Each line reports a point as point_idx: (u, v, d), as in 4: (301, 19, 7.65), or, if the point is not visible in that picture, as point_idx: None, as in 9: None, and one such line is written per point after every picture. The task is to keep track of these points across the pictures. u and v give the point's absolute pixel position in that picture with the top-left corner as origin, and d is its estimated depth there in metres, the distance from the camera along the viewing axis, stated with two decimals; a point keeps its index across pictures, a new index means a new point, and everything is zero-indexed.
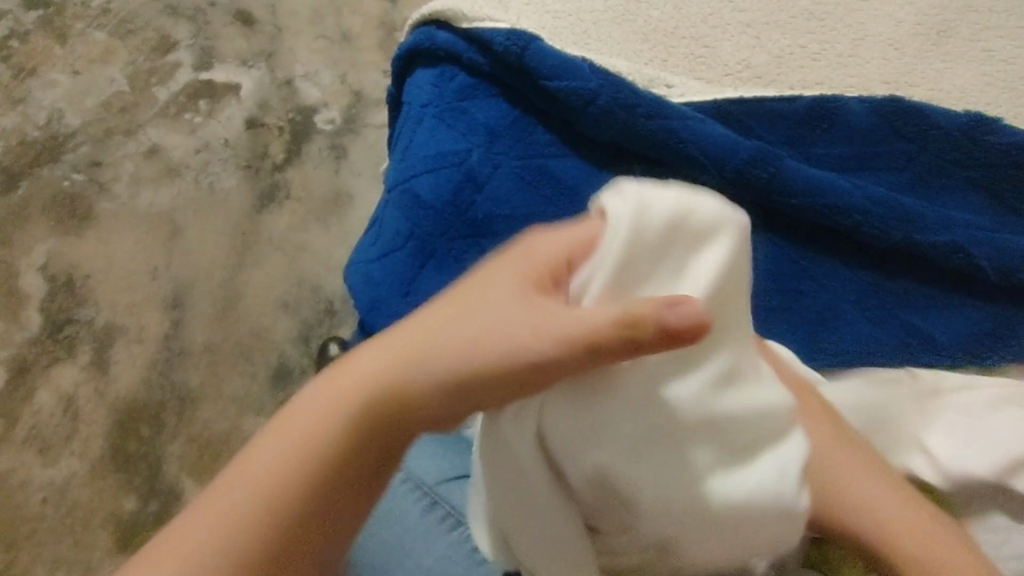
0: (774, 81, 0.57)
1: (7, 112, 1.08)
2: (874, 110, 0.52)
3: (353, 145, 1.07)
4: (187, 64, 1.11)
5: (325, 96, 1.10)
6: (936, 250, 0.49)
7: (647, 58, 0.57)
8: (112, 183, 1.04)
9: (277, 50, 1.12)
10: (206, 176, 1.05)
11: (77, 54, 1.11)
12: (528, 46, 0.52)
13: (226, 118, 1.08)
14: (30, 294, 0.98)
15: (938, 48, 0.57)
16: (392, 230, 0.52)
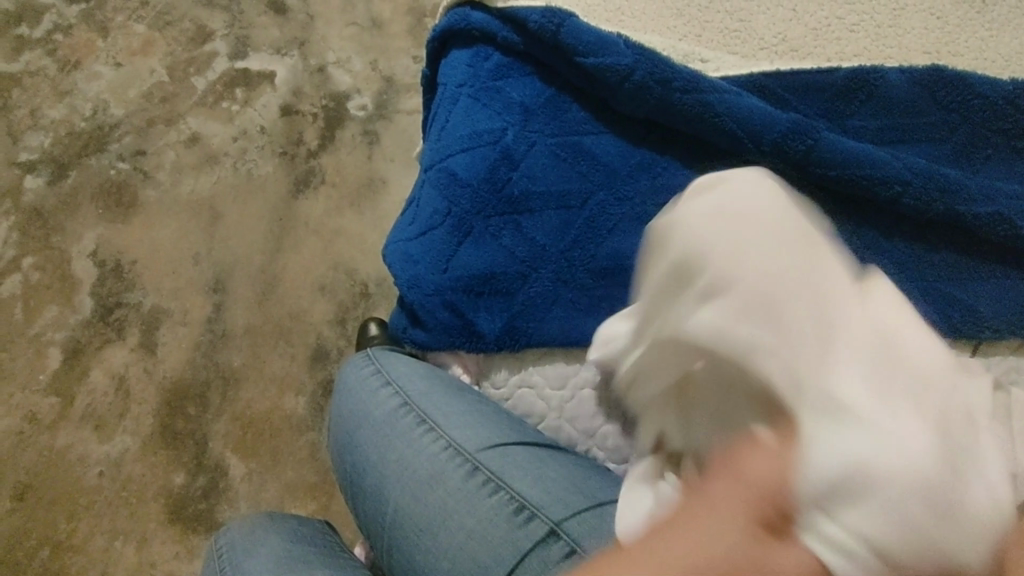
0: (811, 53, 0.56)
1: (55, 104, 1.12)
2: (914, 79, 0.51)
3: (386, 131, 1.09)
4: (224, 53, 1.13)
5: (357, 82, 1.11)
6: (979, 220, 0.47)
7: (681, 33, 0.56)
8: (154, 171, 1.08)
9: (309, 38, 1.14)
10: (245, 163, 1.08)
11: (119, 47, 1.15)
12: (563, 24, 0.52)
13: (262, 106, 1.10)
14: (81, 278, 1.02)
15: (985, 15, 0.55)
16: (430, 210, 0.53)
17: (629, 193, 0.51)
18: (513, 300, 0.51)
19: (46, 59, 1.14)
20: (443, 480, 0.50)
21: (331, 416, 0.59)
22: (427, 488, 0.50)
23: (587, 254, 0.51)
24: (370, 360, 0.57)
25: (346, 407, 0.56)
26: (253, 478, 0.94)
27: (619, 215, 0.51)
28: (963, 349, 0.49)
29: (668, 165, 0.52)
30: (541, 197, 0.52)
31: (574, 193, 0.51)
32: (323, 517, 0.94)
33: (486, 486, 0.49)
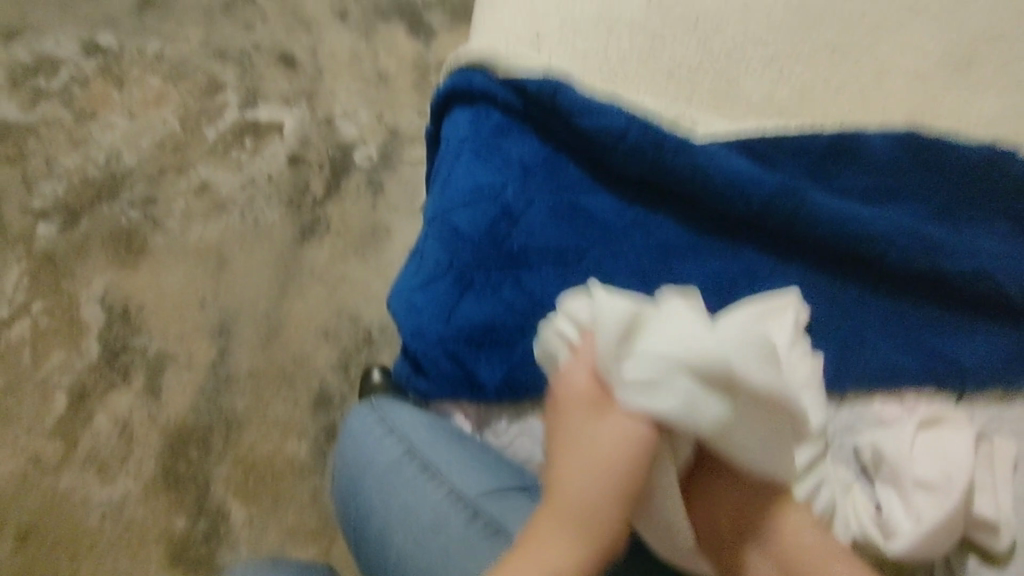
0: (795, 114, 0.59)
1: (70, 153, 1.16)
2: (895, 141, 0.54)
3: (390, 180, 1.13)
4: (235, 104, 1.18)
5: (363, 133, 1.16)
6: (960, 276, 0.50)
7: (672, 95, 0.60)
8: (164, 219, 1.11)
9: (317, 90, 1.19)
10: (252, 211, 1.11)
11: (134, 97, 1.20)
12: (560, 87, 0.55)
13: (270, 155, 1.14)
14: (89, 323, 1.04)
15: (961, 78, 0.59)
16: (432, 261, 0.55)
17: (625, 248, 0.53)
18: (513, 351, 0.52)
19: (62, 109, 1.19)
20: (444, 529, 0.49)
21: (334, 465, 0.59)
22: (429, 538, 0.49)
23: None
24: (374, 410, 0.58)
25: (350, 455, 0.57)
26: (255, 522, 0.93)
27: (615, 269, 0.53)
28: (950, 396, 0.50)
29: (662, 222, 0.54)
30: (540, 252, 0.54)
31: (571, 248, 0.54)
32: (325, 561, 0.93)
33: (489, 536, 0.48)
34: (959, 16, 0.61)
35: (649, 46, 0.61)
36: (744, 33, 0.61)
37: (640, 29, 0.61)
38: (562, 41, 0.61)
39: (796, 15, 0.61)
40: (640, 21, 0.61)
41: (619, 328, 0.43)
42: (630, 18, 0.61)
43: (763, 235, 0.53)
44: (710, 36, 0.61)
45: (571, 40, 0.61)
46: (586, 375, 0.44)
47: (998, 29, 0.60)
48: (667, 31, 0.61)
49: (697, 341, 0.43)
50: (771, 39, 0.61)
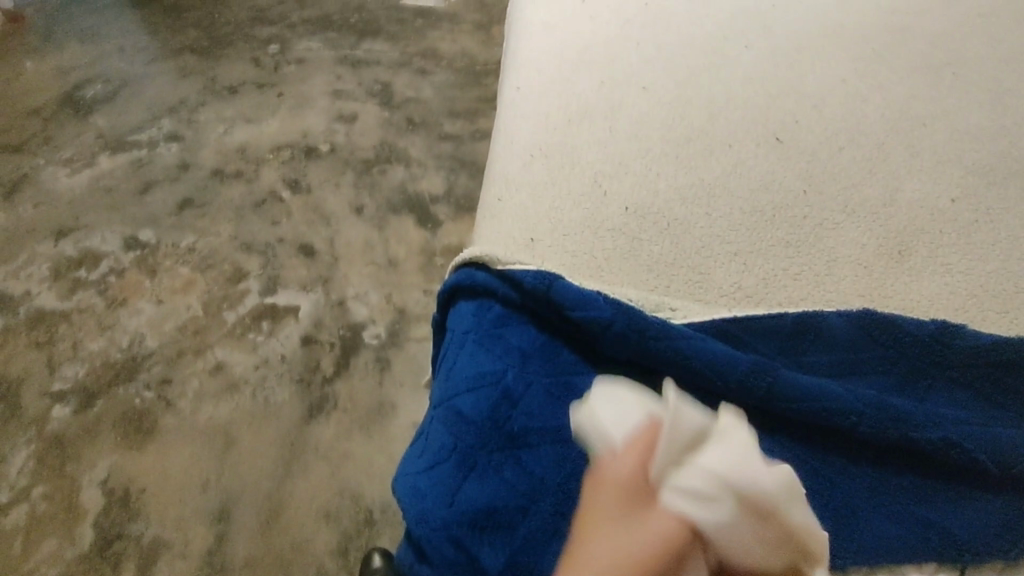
0: (763, 299, 0.67)
1: (96, 337, 1.39)
2: (853, 321, 0.60)
3: (396, 357, 1.27)
4: (256, 291, 1.41)
5: (373, 314, 1.34)
6: (932, 445, 0.53)
7: (653, 284, 0.69)
8: (177, 400, 1.24)
9: (332, 276, 1.42)
10: (263, 391, 1.23)
11: (162, 286, 1.47)
12: (553, 283, 0.62)
13: (285, 336, 1.31)
14: (88, 508, 1.12)
15: (901, 264, 0.70)
16: (438, 444, 0.59)
17: None
18: (515, 535, 0.53)
19: (97, 298, 1.49)
20: None
21: None
22: None
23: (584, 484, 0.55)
24: None
25: None
26: None
27: None
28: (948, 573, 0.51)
29: None
30: (539, 433, 0.57)
31: (568, 429, 0.57)
32: None
33: None
34: (882, 220, 0.75)
35: (632, 244, 0.72)
36: (709, 234, 0.73)
37: (623, 232, 0.73)
38: (555, 243, 0.73)
39: (752, 217, 0.75)
40: (622, 226, 0.74)
41: (681, 431, 0.47)
42: (614, 224, 0.74)
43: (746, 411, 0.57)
44: (680, 237, 0.73)
45: (567, 241, 0.73)
46: (635, 456, 0.47)
47: (916, 230, 0.73)
48: (644, 233, 0.73)
49: (752, 463, 0.46)
50: (733, 238, 0.73)
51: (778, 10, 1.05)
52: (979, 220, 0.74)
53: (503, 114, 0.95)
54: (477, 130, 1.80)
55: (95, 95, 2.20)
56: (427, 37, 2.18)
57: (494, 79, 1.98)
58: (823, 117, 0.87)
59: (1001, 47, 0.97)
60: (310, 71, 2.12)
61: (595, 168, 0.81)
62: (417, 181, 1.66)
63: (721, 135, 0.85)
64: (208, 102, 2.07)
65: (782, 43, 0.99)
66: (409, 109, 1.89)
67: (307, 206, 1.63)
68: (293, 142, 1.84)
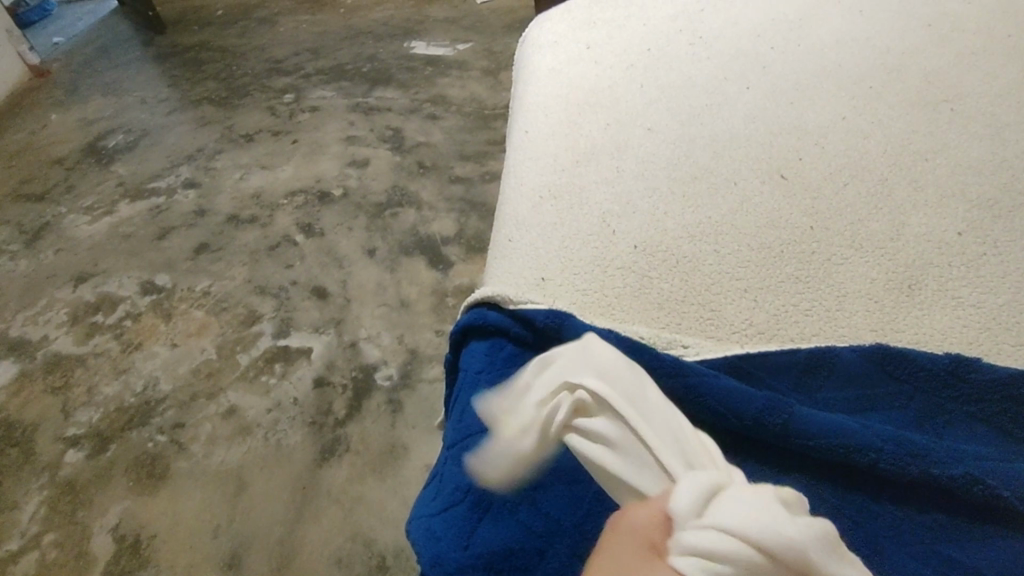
0: (775, 335, 0.67)
1: (111, 381, 1.42)
2: (864, 356, 0.61)
3: (407, 397, 1.27)
4: (269, 333, 1.44)
5: (385, 354, 1.35)
6: (955, 482, 0.51)
7: (663, 322, 0.69)
8: (189, 443, 1.25)
9: (344, 317, 1.45)
10: (275, 433, 1.24)
11: (178, 330, 1.51)
12: (564, 321, 0.63)
13: (297, 378, 1.33)
14: (97, 555, 1.12)
15: (912, 298, 0.70)
16: (452, 486, 0.59)
17: None
18: None
19: (112, 342, 1.52)
20: None
21: None
22: None
23: (599, 523, 0.54)
24: None
25: None
26: None
27: None
28: None
29: None
30: (553, 474, 0.57)
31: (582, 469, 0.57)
32: None
33: None
34: (891, 255, 0.75)
35: (642, 282, 0.73)
36: (718, 270, 0.74)
37: (633, 269, 0.74)
38: (564, 282, 0.73)
39: (761, 254, 0.76)
40: (631, 264, 0.75)
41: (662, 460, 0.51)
42: (623, 262, 0.75)
43: (760, 447, 0.57)
44: (688, 274, 0.74)
45: (577, 279, 0.74)
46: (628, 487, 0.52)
47: (924, 264, 0.74)
48: (653, 270, 0.74)
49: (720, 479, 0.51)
50: (742, 274, 0.73)
51: (778, 51, 1.08)
52: (987, 254, 0.74)
53: (511, 157, 0.97)
54: (487, 172, 1.84)
55: (117, 144, 2.28)
56: (436, 84, 2.25)
57: (502, 122, 2.03)
58: (827, 154, 0.89)
59: (1001, 82, 0.98)
60: (323, 118, 2.19)
61: (603, 207, 0.82)
62: (427, 223, 1.69)
63: (726, 173, 0.86)
64: (225, 150, 2.13)
65: (783, 84, 1.01)
66: (420, 153, 1.94)
67: (320, 249, 1.66)
68: (306, 187, 1.89)
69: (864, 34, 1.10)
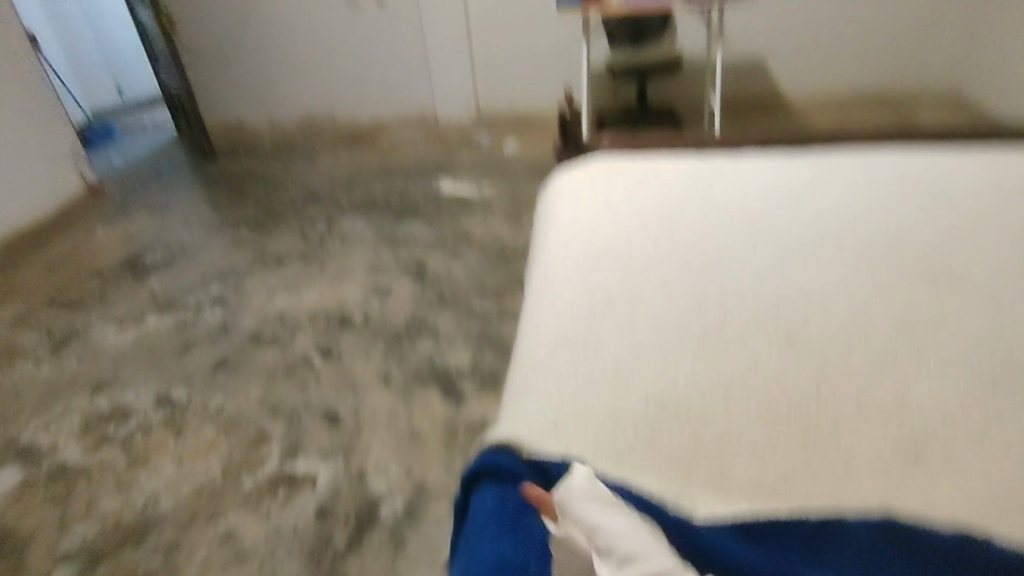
0: (784, 497, 0.69)
1: (111, 496, 1.41)
2: (871, 527, 0.64)
3: (411, 536, 1.26)
4: (277, 457, 1.45)
5: (391, 488, 1.35)
6: None
7: (674, 477, 0.71)
8: (182, 567, 1.25)
9: (353, 446, 1.46)
10: (271, 562, 1.23)
11: (186, 447, 1.51)
12: (577, 473, 0.68)
13: (300, 507, 1.33)
14: None
15: (920, 468, 0.72)
16: None
17: None
18: None
19: (119, 454, 1.52)
20: None
21: None
22: None
23: None
24: None
25: None
26: None
27: None
28: None
29: None
30: None
31: None
32: None
33: None
34: (895, 421, 0.78)
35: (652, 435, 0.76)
36: (726, 429, 0.76)
37: (644, 422, 0.77)
38: (577, 429, 0.76)
39: (769, 414, 0.79)
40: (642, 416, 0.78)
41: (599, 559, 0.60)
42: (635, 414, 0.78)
43: None
44: (696, 430, 0.76)
45: (590, 429, 0.76)
46: None
47: (928, 432, 0.76)
48: (663, 424, 0.77)
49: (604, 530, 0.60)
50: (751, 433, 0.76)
51: (780, 220, 1.18)
52: (988, 426, 0.77)
53: (531, 302, 1.04)
54: (504, 308, 1.92)
55: (155, 260, 2.42)
56: (461, 222, 2.41)
57: (520, 261, 2.15)
58: (828, 318, 0.94)
59: (988, 261, 1.06)
60: (352, 247, 2.33)
61: (617, 357, 0.87)
62: (443, 354, 1.74)
63: (734, 331, 0.92)
64: (256, 271, 2.26)
65: (785, 251, 1.10)
66: (441, 286, 2.04)
67: (336, 373, 1.70)
68: (329, 311, 1.97)
69: (859, 209, 1.20)
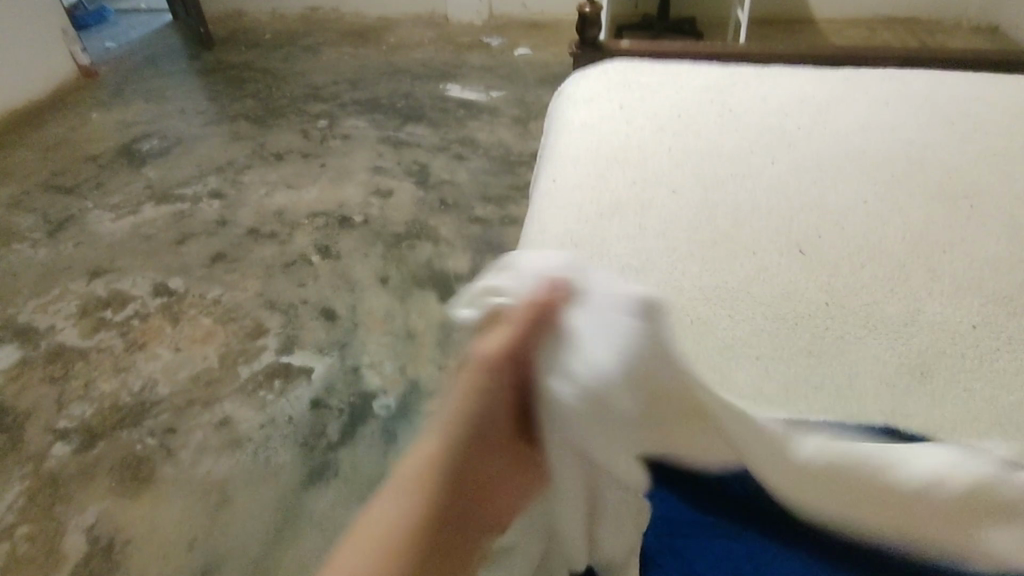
0: (785, 404, 0.68)
1: (109, 378, 1.42)
2: (870, 438, 0.62)
3: (403, 430, 1.29)
4: (273, 348, 1.45)
5: (385, 384, 1.38)
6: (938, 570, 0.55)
7: None
8: (178, 450, 1.27)
9: (349, 342, 1.47)
10: (265, 448, 1.26)
11: (183, 334, 1.51)
12: None
13: (294, 397, 1.35)
14: (69, 555, 1.13)
15: (924, 384, 0.70)
16: None
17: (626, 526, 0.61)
18: None
19: (116, 339, 1.52)
20: None
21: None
22: None
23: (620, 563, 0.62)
24: None
25: None
26: None
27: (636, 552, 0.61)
28: None
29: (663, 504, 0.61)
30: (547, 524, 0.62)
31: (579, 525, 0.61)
32: None
33: None
34: (901, 339, 0.75)
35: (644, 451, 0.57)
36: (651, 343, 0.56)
37: (596, 411, 0.54)
38: None
39: (775, 324, 0.76)
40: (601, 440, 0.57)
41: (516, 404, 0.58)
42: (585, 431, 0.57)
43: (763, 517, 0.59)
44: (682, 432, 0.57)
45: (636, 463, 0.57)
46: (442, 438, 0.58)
47: (936, 353, 0.74)
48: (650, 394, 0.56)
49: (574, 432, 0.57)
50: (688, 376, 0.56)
51: (805, 130, 1.11)
52: (998, 349, 0.74)
53: (537, 202, 0.98)
54: (506, 215, 1.87)
55: (151, 149, 2.34)
56: (466, 127, 2.31)
57: (527, 169, 2.08)
58: (845, 235, 0.89)
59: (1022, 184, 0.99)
60: (354, 147, 2.24)
61: (623, 261, 0.83)
62: (442, 258, 1.71)
63: (746, 243, 0.87)
64: (255, 166, 2.19)
65: (807, 162, 1.03)
66: (443, 191, 1.98)
67: (334, 271, 1.68)
68: (329, 210, 1.92)
69: (889, 123, 1.13)
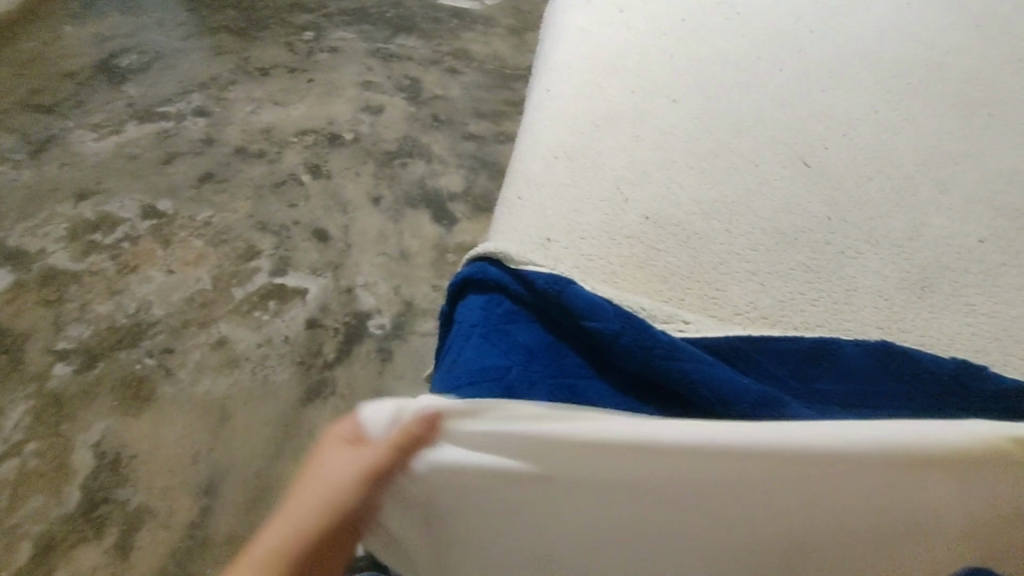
0: (779, 321, 0.67)
1: (104, 300, 1.42)
2: (868, 351, 0.63)
3: (399, 350, 1.31)
4: (266, 270, 1.44)
5: (380, 304, 1.38)
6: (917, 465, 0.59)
7: (667, 296, 0.69)
8: (177, 370, 1.28)
9: (343, 263, 1.45)
10: (263, 368, 1.28)
11: (175, 257, 1.49)
12: (564, 288, 0.65)
13: (290, 318, 1.35)
14: (78, 469, 1.17)
15: (923, 298, 0.70)
16: None
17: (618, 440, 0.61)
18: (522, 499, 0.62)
19: (108, 261, 1.51)
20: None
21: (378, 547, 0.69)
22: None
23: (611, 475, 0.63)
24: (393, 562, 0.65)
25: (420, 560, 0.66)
26: None
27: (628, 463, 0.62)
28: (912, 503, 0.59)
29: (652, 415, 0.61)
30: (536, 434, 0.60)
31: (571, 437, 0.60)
32: None
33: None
34: (903, 253, 0.73)
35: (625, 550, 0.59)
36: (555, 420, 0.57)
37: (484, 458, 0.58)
38: (569, 245, 0.73)
39: (773, 239, 0.74)
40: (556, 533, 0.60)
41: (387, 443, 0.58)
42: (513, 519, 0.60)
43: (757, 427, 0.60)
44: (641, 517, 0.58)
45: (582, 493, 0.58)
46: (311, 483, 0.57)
47: (941, 267, 0.72)
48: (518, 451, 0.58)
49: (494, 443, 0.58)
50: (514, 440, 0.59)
51: (818, 34, 1.04)
52: (997, 261, 0.73)
53: (530, 113, 0.94)
54: (502, 132, 1.80)
55: (129, 65, 2.22)
56: (460, 38, 2.18)
57: (523, 84, 1.98)
58: (852, 146, 0.86)
59: None
60: (342, 60, 2.13)
61: (618, 175, 0.80)
62: (436, 177, 1.66)
63: (747, 155, 0.84)
64: (239, 81, 2.08)
65: (817, 69, 0.97)
66: (436, 106, 1.89)
67: (324, 191, 1.63)
68: (318, 128, 1.85)
69: (909, 26, 1.05)
